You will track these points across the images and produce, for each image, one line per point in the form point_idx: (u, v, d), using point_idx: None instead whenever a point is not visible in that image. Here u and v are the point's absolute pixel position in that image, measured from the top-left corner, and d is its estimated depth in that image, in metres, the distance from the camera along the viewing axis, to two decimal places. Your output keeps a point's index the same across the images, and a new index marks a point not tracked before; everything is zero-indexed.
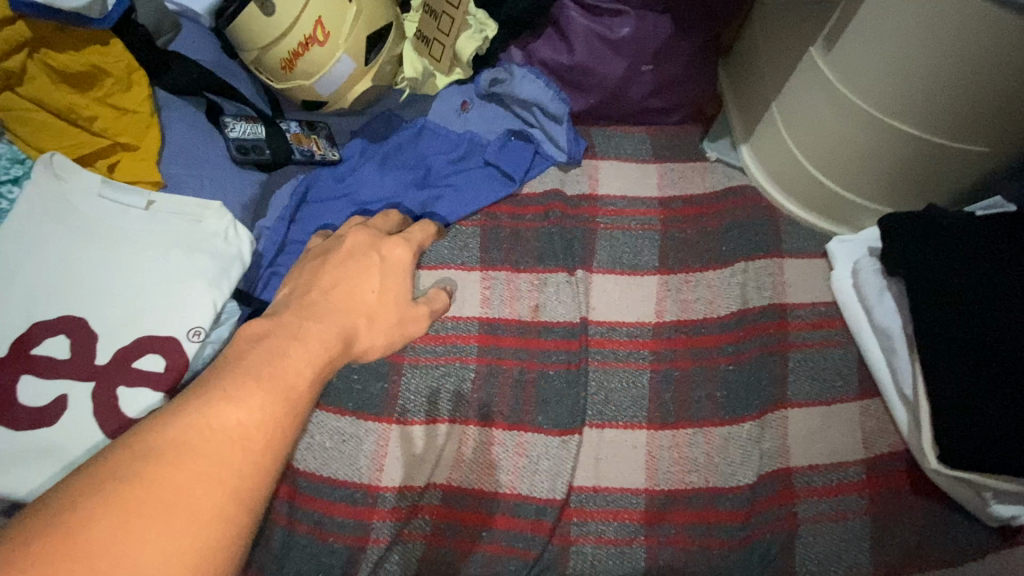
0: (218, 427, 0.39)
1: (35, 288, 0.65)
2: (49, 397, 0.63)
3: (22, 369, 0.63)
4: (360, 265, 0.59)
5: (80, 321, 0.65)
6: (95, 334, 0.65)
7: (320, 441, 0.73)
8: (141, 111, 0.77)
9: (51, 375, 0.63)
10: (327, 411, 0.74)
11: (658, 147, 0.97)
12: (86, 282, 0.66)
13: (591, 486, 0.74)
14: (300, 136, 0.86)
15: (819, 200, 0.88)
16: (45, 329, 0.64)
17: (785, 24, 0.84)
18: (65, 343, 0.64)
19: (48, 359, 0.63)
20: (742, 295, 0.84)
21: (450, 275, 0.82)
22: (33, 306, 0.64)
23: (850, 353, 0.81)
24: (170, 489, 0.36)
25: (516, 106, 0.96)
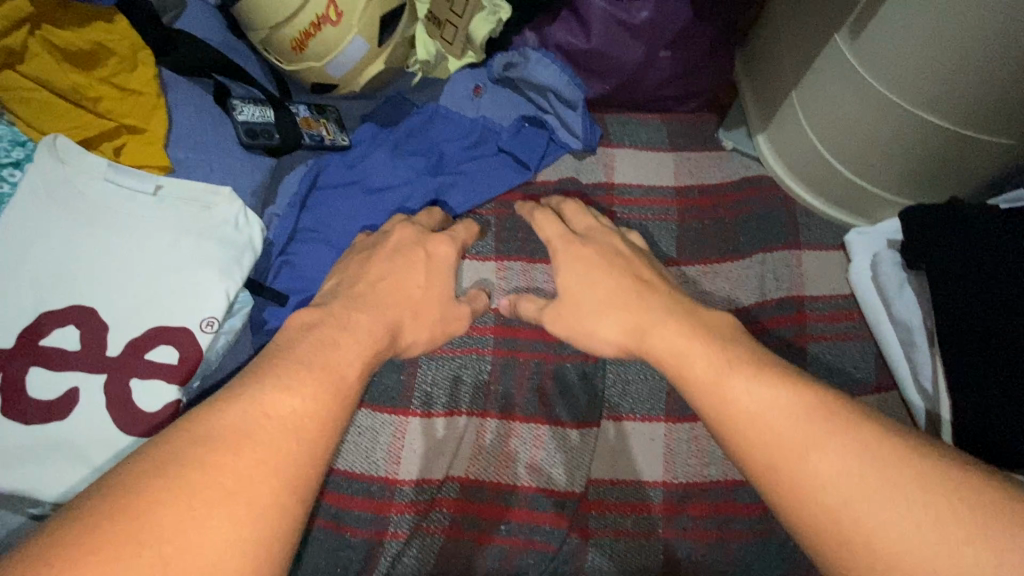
0: (274, 414, 0.44)
1: (41, 277, 0.63)
2: (59, 392, 0.61)
3: (31, 361, 0.61)
4: (407, 260, 0.64)
5: (89, 311, 0.63)
6: (105, 324, 0.63)
7: (357, 440, 0.72)
8: (146, 92, 0.73)
9: (61, 368, 0.61)
10: (368, 411, 0.73)
11: (672, 135, 0.95)
12: (93, 271, 0.64)
13: (609, 479, 0.74)
14: (309, 120, 0.83)
15: (835, 191, 0.87)
16: (54, 319, 0.62)
17: (813, 6, 0.80)
18: (74, 334, 0.62)
19: (56, 351, 0.61)
20: (760, 287, 0.83)
21: (492, 276, 0.82)
22: (40, 296, 0.62)
23: (868, 345, 0.81)
24: (230, 478, 0.40)
25: (530, 91, 0.94)
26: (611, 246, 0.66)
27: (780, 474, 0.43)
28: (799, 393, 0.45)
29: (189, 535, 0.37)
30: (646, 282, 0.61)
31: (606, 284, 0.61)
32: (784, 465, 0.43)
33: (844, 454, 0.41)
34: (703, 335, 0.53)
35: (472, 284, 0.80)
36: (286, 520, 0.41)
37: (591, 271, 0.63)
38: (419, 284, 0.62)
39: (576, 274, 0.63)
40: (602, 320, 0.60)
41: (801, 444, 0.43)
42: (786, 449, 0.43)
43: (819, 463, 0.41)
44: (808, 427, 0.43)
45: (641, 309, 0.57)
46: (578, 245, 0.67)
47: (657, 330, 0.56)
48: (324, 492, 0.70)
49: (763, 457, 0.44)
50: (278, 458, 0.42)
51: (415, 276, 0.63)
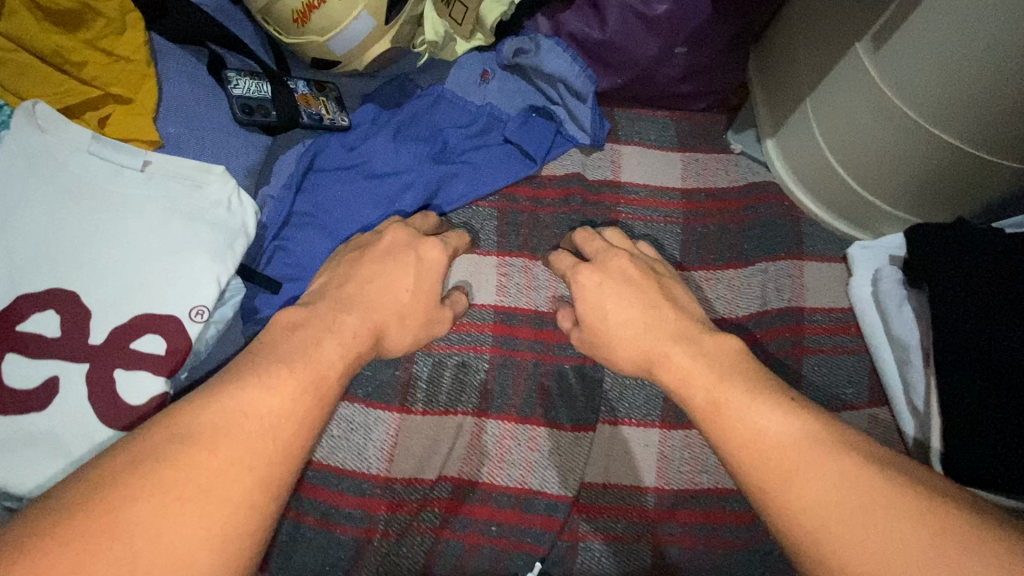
0: (252, 415, 0.44)
1: (19, 255, 0.59)
2: (37, 380, 0.57)
3: (7, 346, 0.57)
4: (396, 263, 0.62)
5: (71, 296, 0.59)
6: (87, 310, 0.59)
7: (338, 432, 0.70)
8: (136, 59, 0.66)
9: (39, 355, 0.58)
10: (351, 404, 0.71)
11: (681, 135, 0.95)
12: (75, 251, 0.60)
13: (601, 482, 0.74)
14: (307, 98, 0.80)
15: (838, 201, 0.87)
16: (31, 301, 0.58)
17: (836, 11, 0.78)
18: (55, 320, 0.58)
19: (36, 337, 0.58)
20: (761, 297, 0.82)
21: (487, 263, 0.81)
22: (18, 275, 0.58)
23: (863, 359, 0.80)
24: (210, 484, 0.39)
25: (540, 80, 0.91)
26: (619, 269, 0.68)
27: (770, 495, 0.47)
28: (783, 422, 0.50)
29: (157, 543, 0.37)
30: (655, 309, 0.64)
31: (625, 316, 0.64)
32: (777, 488, 0.47)
33: (821, 481, 0.46)
34: (708, 361, 0.57)
35: (469, 271, 0.80)
36: (254, 521, 0.41)
37: (620, 296, 0.66)
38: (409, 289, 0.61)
39: (612, 299, 0.66)
40: (618, 346, 0.65)
41: (794, 471, 0.47)
42: (779, 470, 0.47)
43: (802, 489, 0.46)
44: (800, 458, 0.47)
45: (655, 338, 0.62)
46: (588, 272, 0.69)
47: (667, 360, 0.60)
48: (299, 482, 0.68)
49: (759, 483, 0.49)
50: (252, 454, 0.43)
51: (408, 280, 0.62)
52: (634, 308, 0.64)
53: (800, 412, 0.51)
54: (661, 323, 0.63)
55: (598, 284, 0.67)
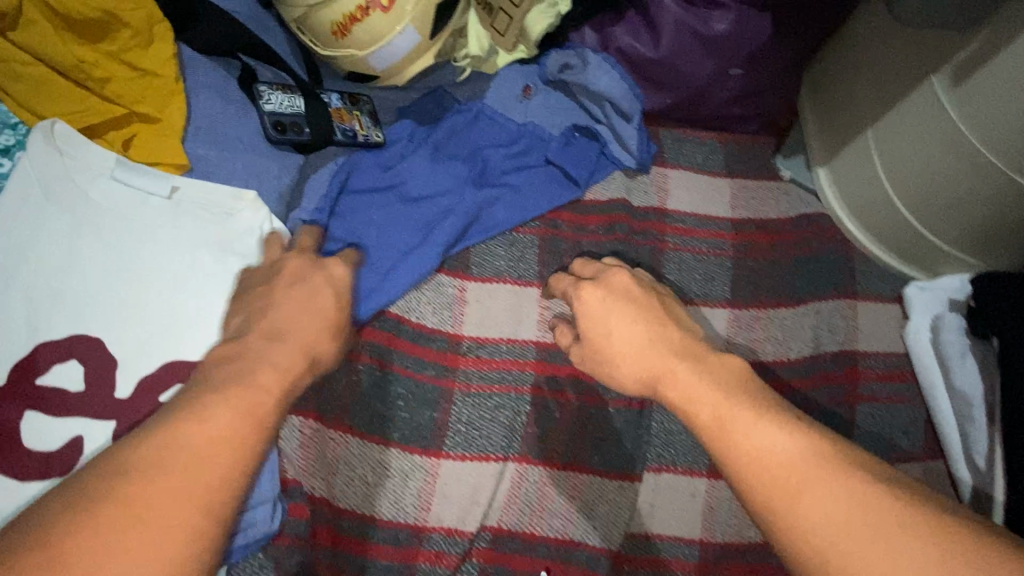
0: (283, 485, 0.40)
1: (39, 300, 0.53)
2: (60, 441, 0.52)
3: (24, 403, 0.51)
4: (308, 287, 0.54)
5: (95, 342, 0.54)
6: (111, 357, 0.54)
7: (362, 475, 0.65)
8: (164, 74, 0.61)
9: (61, 412, 0.52)
10: (371, 442, 0.66)
11: (730, 160, 0.89)
12: (101, 293, 0.55)
13: (644, 533, 0.70)
14: (341, 112, 0.75)
15: (896, 237, 0.81)
16: (51, 352, 0.53)
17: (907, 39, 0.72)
18: (79, 371, 0.53)
19: (59, 391, 0.52)
20: (813, 339, 0.78)
21: (527, 294, 0.76)
22: (34, 324, 0.53)
23: (918, 409, 0.77)
24: None
25: (585, 97, 0.86)
26: (623, 287, 0.63)
27: (777, 512, 0.41)
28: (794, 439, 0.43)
29: None
30: (663, 324, 0.58)
31: (627, 333, 0.58)
32: (783, 505, 0.41)
33: (827, 496, 0.40)
34: (713, 376, 0.50)
35: (509, 303, 0.75)
36: None
37: (625, 314, 0.59)
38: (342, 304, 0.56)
39: (621, 323, 0.59)
40: (621, 362, 0.58)
41: (798, 485, 0.41)
42: (784, 486, 0.41)
43: (810, 507, 0.40)
44: (806, 470, 0.41)
45: (659, 355, 0.55)
46: (590, 289, 0.63)
47: (672, 377, 0.53)
48: (316, 530, 0.63)
49: (764, 497, 0.42)
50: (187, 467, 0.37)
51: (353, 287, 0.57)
52: (633, 325, 0.59)
53: (806, 428, 0.44)
54: (646, 340, 0.57)
55: (602, 300, 0.62)
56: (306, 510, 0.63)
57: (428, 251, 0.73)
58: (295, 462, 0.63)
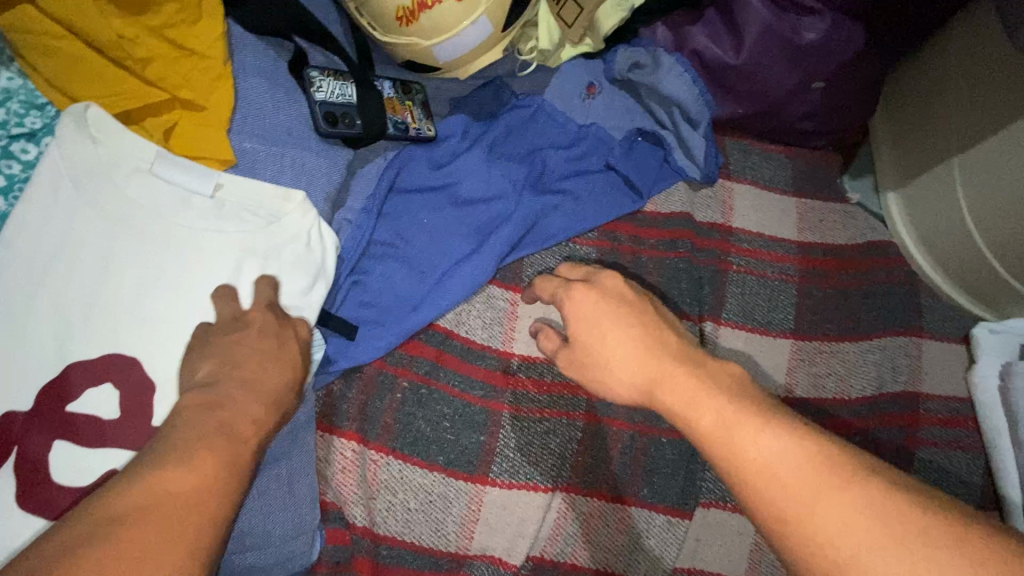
0: None
1: (76, 315, 0.49)
2: (92, 476, 0.48)
3: (56, 430, 0.48)
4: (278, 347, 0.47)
5: (130, 363, 0.49)
6: (147, 381, 0.49)
7: (404, 500, 0.61)
8: (211, 56, 0.55)
9: (93, 442, 0.48)
10: (414, 465, 0.62)
11: (796, 177, 0.84)
12: (144, 306, 0.50)
13: (687, 568, 0.68)
14: (393, 102, 0.69)
15: (966, 274, 0.76)
16: (85, 373, 0.48)
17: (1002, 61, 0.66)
18: (112, 398, 0.49)
19: (90, 419, 0.48)
20: (877, 379, 0.75)
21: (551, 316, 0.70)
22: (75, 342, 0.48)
23: (977, 457, 0.74)
24: None
25: (652, 100, 0.79)
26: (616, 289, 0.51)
27: (790, 531, 0.34)
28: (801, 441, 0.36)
29: None
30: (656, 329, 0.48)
31: (621, 334, 0.48)
32: (793, 519, 0.34)
33: (845, 504, 0.33)
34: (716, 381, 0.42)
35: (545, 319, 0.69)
36: None
37: (610, 324, 0.49)
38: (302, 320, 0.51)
39: (605, 334, 0.48)
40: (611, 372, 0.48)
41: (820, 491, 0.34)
42: (794, 497, 0.34)
43: (825, 521, 0.33)
44: (816, 479, 0.34)
45: (657, 360, 0.45)
46: (581, 289, 0.52)
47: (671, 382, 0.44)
48: (356, 559, 0.59)
49: (772, 509, 0.35)
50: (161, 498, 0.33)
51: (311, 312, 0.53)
52: (626, 328, 0.48)
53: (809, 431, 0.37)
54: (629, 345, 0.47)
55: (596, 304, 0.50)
56: (347, 538, 0.60)
57: (483, 261, 0.67)
58: (337, 486, 0.60)
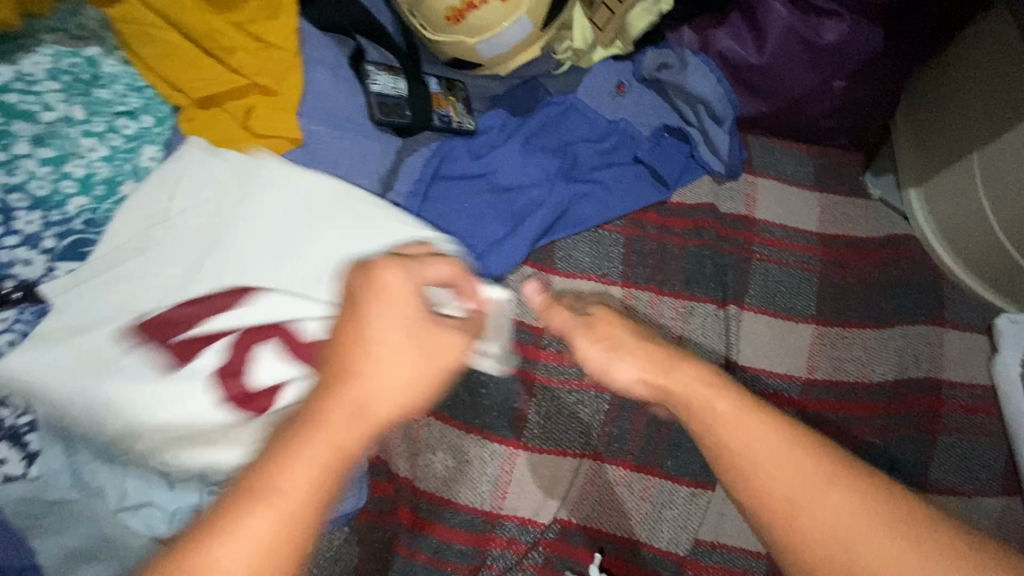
0: None
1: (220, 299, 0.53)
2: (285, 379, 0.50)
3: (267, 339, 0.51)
4: (376, 324, 0.36)
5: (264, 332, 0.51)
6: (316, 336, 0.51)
7: (442, 459, 0.65)
8: (284, 47, 0.63)
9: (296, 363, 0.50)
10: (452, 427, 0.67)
11: (819, 172, 0.87)
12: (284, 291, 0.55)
13: (710, 541, 0.70)
14: (439, 97, 0.75)
15: (988, 271, 0.79)
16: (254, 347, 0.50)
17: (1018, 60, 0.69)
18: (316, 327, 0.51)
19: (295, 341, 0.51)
20: (898, 364, 0.77)
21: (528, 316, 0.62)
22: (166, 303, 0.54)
23: (1000, 444, 0.76)
24: None
25: (680, 98, 0.84)
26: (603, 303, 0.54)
27: (781, 526, 0.37)
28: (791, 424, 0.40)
29: None
30: None
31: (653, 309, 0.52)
32: (787, 514, 0.37)
33: (837, 501, 0.36)
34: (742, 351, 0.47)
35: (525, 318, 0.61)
36: None
37: None
38: (412, 284, 0.38)
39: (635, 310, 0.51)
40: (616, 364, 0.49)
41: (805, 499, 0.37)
42: (791, 492, 0.37)
43: (817, 516, 0.36)
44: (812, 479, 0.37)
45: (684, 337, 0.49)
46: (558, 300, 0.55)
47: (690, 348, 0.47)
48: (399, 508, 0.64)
49: (772, 503, 0.38)
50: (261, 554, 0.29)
51: (425, 265, 0.41)
52: None
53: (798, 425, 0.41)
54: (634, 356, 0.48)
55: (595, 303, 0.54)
56: (390, 490, 0.65)
57: (518, 242, 0.72)
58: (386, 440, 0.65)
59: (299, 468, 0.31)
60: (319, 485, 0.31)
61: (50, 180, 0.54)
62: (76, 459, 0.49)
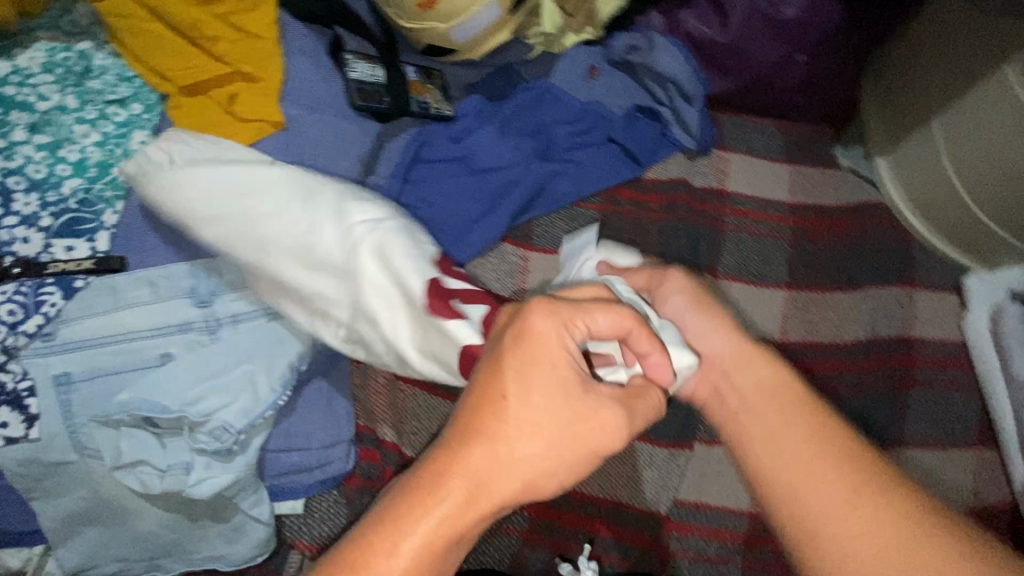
0: None
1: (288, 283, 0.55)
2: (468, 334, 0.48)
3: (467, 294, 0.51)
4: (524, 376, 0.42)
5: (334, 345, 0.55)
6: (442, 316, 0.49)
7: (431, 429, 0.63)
8: (264, 36, 0.67)
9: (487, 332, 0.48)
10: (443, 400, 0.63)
11: (789, 146, 0.90)
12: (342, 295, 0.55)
13: (693, 501, 0.72)
14: (417, 85, 0.78)
15: (958, 231, 0.82)
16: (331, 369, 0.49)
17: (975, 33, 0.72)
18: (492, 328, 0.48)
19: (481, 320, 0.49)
20: (870, 324, 0.79)
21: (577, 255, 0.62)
22: (153, 265, 0.57)
23: (973, 398, 0.78)
24: None
25: (650, 79, 0.87)
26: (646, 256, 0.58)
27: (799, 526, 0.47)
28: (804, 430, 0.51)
29: None
30: None
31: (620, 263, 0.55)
32: (801, 518, 0.47)
33: (840, 500, 0.46)
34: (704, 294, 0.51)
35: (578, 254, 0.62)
36: None
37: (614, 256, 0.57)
38: (565, 339, 0.42)
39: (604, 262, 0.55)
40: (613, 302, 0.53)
41: (807, 503, 0.47)
42: (803, 503, 0.47)
43: (821, 515, 0.46)
44: (823, 485, 0.47)
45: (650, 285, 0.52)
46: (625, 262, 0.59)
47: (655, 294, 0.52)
48: None
49: (787, 508, 0.48)
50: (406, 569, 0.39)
51: (587, 315, 0.43)
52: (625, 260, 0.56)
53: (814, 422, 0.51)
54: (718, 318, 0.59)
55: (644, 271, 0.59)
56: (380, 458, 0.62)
57: (495, 220, 0.75)
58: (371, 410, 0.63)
59: (444, 505, 0.40)
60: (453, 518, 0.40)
61: (46, 164, 0.59)
62: (73, 421, 0.52)
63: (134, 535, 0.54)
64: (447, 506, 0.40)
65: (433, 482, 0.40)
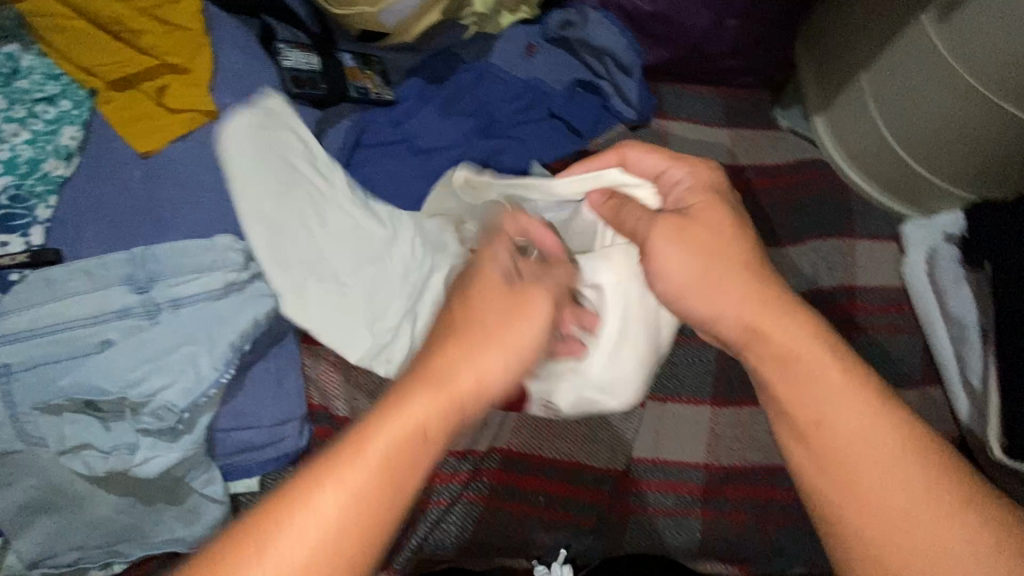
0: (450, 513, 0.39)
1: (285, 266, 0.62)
2: None
3: None
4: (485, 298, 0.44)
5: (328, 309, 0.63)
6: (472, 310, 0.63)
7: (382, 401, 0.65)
8: (191, 27, 0.69)
9: None
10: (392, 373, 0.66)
11: (728, 112, 0.92)
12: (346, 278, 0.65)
13: (650, 458, 0.74)
14: (355, 71, 0.79)
15: (890, 175, 0.85)
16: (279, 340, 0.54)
17: None
18: None
19: None
20: (812, 276, 0.81)
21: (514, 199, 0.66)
22: (89, 257, 0.59)
23: (916, 339, 0.80)
24: None
25: (586, 54, 0.88)
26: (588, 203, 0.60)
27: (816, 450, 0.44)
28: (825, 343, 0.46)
29: None
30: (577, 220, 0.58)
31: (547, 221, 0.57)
32: (820, 438, 0.43)
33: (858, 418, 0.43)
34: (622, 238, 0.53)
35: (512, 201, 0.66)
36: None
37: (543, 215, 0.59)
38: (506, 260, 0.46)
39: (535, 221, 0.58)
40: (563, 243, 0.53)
41: (827, 422, 0.43)
42: (822, 421, 0.44)
43: (845, 438, 0.43)
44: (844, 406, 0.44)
45: None
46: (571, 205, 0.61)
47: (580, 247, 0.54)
48: None
49: (805, 425, 0.44)
50: (352, 490, 0.36)
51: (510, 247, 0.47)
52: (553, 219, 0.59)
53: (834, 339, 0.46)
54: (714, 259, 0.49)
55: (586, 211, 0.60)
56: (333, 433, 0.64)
57: None
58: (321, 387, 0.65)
59: (400, 417, 0.38)
60: (411, 428, 0.38)
61: None
62: (17, 409, 0.53)
63: (90, 522, 0.55)
64: (410, 413, 0.38)
65: (391, 396, 0.38)
